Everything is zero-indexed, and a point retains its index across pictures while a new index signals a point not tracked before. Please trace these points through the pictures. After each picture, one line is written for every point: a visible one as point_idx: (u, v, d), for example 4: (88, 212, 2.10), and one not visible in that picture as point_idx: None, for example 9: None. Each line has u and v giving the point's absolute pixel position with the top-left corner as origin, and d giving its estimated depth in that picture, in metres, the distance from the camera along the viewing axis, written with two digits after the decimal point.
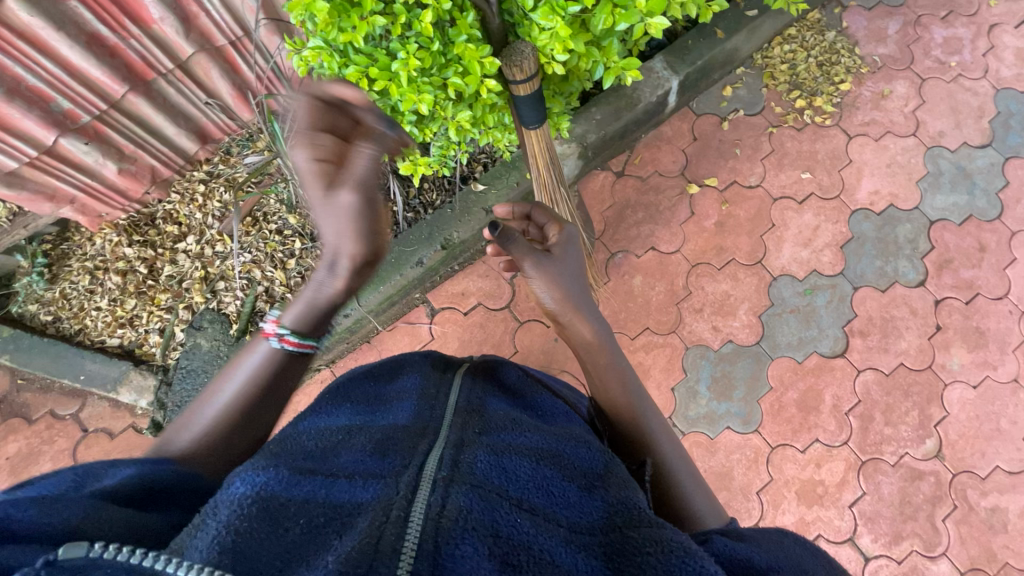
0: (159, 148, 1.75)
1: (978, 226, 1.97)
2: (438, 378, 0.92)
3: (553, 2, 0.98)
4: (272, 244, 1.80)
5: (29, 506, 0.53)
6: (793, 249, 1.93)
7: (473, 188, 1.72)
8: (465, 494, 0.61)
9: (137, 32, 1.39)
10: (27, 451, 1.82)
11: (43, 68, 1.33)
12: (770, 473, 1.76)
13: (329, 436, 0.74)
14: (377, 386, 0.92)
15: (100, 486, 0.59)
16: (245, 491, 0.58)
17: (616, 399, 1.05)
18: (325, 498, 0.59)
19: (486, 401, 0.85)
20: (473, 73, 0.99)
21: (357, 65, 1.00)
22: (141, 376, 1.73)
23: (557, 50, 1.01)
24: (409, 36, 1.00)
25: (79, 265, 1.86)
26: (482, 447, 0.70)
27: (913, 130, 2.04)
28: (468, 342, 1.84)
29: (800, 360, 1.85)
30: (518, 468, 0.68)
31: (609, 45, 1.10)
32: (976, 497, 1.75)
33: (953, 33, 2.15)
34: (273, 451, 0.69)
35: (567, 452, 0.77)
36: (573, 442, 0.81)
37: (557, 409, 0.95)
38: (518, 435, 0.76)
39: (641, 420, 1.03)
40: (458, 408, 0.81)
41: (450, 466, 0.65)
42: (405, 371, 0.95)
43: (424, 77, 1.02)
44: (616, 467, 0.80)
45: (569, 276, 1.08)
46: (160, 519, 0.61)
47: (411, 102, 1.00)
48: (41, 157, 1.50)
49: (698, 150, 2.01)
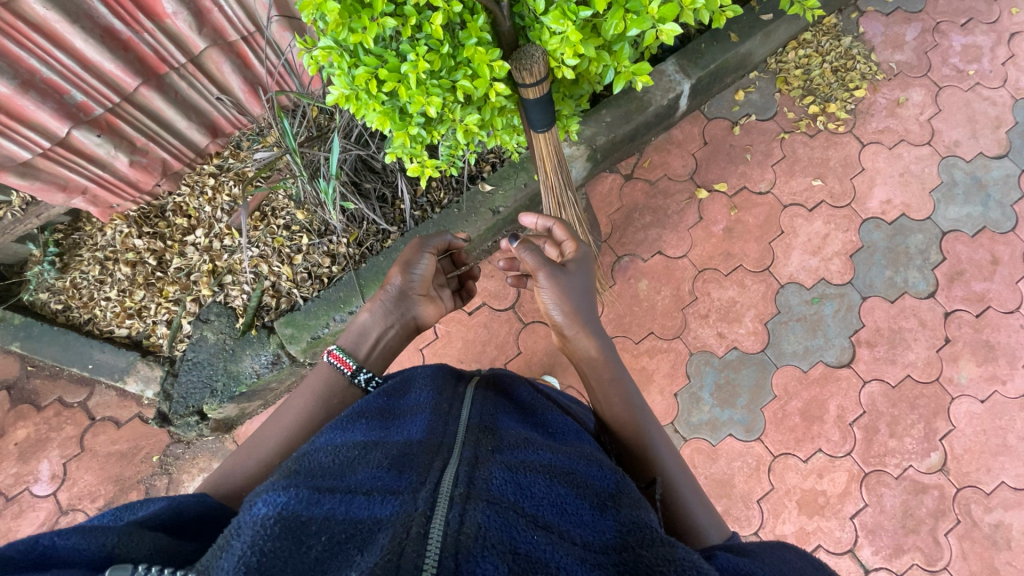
0: (171, 141, 1.76)
1: (991, 238, 1.94)
2: (450, 393, 0.93)
3: (565, 7, 0.98)
4: (280, 239, 1.81)
5: (71, 534, 0.60)
6: (801, 257, 1.92)
7: (480, 188, 1.73)
8: (482, 511, 0.61)
9: (151, 26, 1.40)
10: (35, 438, 1.85)
11: (58, 61, 1.34)
12: (771, 482, 1.75)
13: (346, 452, 0.76)
14: (390, 401, 0.92)
15: (134, 518, 0.67)
16: (268, 512, 0.61)
17: (621, 414, 1.05)
18: (345, 515, 0.62)
19: (497, 419, 0.86)
20: (482, 76, 0.99)
21: (366, 66, 0.99)
22: (148, 366, 1.75)
23: (567, 54, 1.00)
24: (419, 38, 0.99)
25: (90, 255, 1.89)
26: (497, 464, 0.71)
27: (928, 139, 2.02)
28: (472, 343, 1.85)
29: (806, 368, 1.84)
30: (532, 485, 0.69)
31: (620, 49, 1.10)
32: (980, 513, 1.73)
33: (972, 41, 2.11)
34: (293, 472, 0.72)
35: (579, 470, 0.77)
36: (583, 458, 0.81)
37: (569, 425, 0.94)
38: (531, 453, 0.77)
39: (644, 435, 1.03)
40: (470, 425, 0.82)
41: (467, 481, 0.66)
42: (415, 385, 0.96)
43: (434, 79, 1.01)
44: (628, 486, 0.80)
45: (579, 293, 1.11)
46: (193, 545, 0.70)
47: (419, 106, 0.99)
48: (54, 149, 1.52)
49: (708, 154, 1.99)
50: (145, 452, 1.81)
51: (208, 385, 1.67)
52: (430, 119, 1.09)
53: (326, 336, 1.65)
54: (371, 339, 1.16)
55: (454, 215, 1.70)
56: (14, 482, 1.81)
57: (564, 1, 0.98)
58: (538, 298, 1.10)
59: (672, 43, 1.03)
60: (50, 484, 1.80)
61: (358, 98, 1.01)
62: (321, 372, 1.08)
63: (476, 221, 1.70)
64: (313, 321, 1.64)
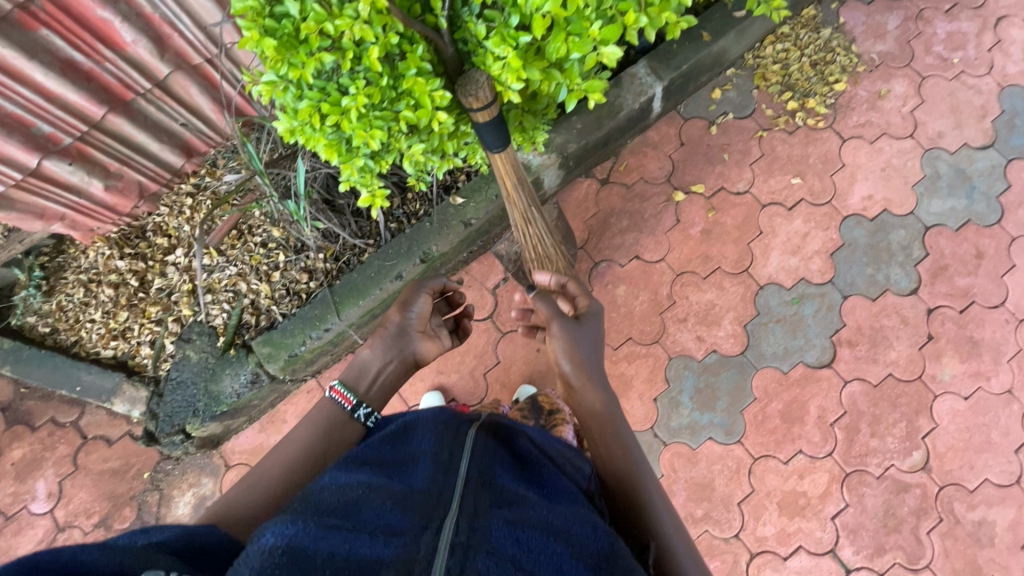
0: (145, 164, 1.78)
1: (976, 231, 1.90)
2: (452, 437, 0.95)
3: (504, 32, 0.97)
4: (257, 257, 1.83)
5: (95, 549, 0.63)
6: (781, 257, 1.90)
7: (452, 201, 1.72)
8: (482, 561, 0.68)
9: (111, 55, 1.41)
10: (31, 457, 1.90)
11: (21, 95, 1.35)
12: (752, 484, 1.76)
13: (350, 491, 0.79)
14: (393, 449, 0.93)
15: (150, 541, 0.69)
16: (276, 542, 0.65)
17: (620, 466, 1.06)
18: (347, 553, 0.65)
19: (495, 471, 0.88)
20: (424, 106, 0.99)
21: (310, 99, 0.99)
22: (134, 387, 1.79)
23: (509, 80, 0.99)
24: (360, 71, 1.00)
25: (74, 278, 1.92)
26: (497, 517, 0.76)
27: (910, 132, 1.97)
28: (451, 354, 1.86)
29: (785, 369, 1.83)
30: (530, 540, 0.73)
31: (570, 67, 1.06)
32: (962, 510, 1.73)
33: (956, 27, 2.06)
34: (298, 508, 0.76)
35: (574, 529, 0.79)
36: (579, 516, 0.83)
37: (564, 486, 0.93)
38: (528, 510, 0.80)
39: (644, 486, 1.03)
40: (470, 478, 0.84)
41: (471, 542, 0.70)
42: (419, 429, 0.97)
43: (377, 110, 1.01)
44: (622, 548, 0.80)
45: (586, 344, 1.19)
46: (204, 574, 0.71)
47: (363, 139, 1.01)
48: (27, 179, 1.54)
49: (685, 155, 1.97)
50: (136, 468, 1.86)
51: (191, 404, 1.71)
52: (378, 150, 1.09)
53: (304, 353, 1.68)
54: (371, 374, 1.18)
55: (426, 229, 1.71)
56: (13, 501, 1.87)
57: (504, 26, 0.97)
58: (551, 347, 1.18)
59: (618, 61, 1.01)
60: (47, 502, 1.86)
61: (303, 131, 1.02)
62: (322, 406, 1.12)
63: (448, 234, 1.70)
64: (290, 339, 1.66)
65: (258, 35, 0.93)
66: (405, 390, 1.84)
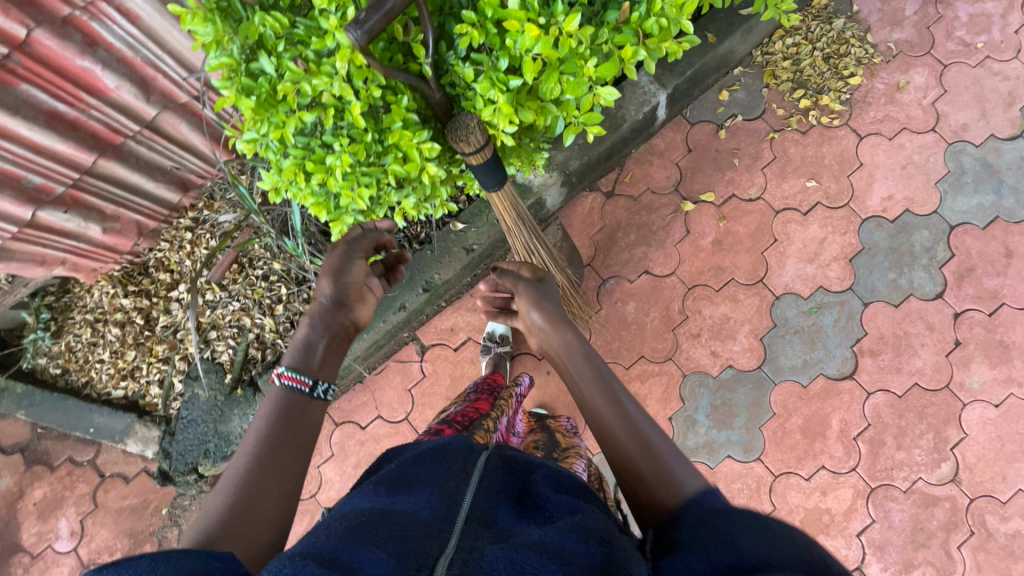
0: (142, 203, 1.76)
1: (1005, 228, 1.81)
2: (465, 464, 0.85)
3: (493, 75, 0.91)
4: (259, 290, 1.81)
5: None
6: (797, 265, 1.82)
7: (453, 227, 1.67)
8: None
9: (95, 102, 1.38)
10: (52, 496, 1.93)
11: (8, 151, 1.33)
12: (773, 503, 1.71)
13: (353, 519, 0.73)
14: (403, 470, 0.84)
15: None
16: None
17: (605, 415, 0.98)
18: None
19: (496, 513, 0.76)
20: (414, 159, 0.94)
21: (294, 158, 0.96)
22: (145, 427, 1.80)
23: (501, 125, 0.94)
24: (343, 125, 0.96)
25: (81, 317, 1.92)
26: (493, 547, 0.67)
27: (932, 125, 1.87)
28: (460, 379, 1.83)
29: (805, 382, 1.77)
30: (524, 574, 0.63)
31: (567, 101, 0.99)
32: (995, 523, 1.67)
33: (980, 9, 1.93)
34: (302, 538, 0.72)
35: (568, 546, 0.68)
36: (578, 528, 0.71)
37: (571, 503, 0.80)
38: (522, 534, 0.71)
39: (636, 425, 0.94)
40: (471, 515, 0.74)
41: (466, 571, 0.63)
42: (438, 456, 0.87)
43: (364, 165, 0.98)
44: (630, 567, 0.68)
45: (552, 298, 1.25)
46: None
47: (350, 198, 0.97)
48: (24, 231, 1.52)
49: (692, 162, 1.89)
50: (154, 505, 1.87)
51: (203, 443, 1.73)
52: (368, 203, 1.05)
53: None
54: (319, 354, 1.05)
55: (428, 257, 1.66)
56: (37, 540, 1.90)
57: (492, 70, 0.91)
58: (520, 305, 1.24)
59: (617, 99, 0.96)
60: (70, 540, 1.88)
61: (286, 186, 0.99)
62: (275, 397, 0.96)
63: (451, 261, 1.66)
64: None
65: (234, 93, 0.91)
66: (415, 418, 1.81)
